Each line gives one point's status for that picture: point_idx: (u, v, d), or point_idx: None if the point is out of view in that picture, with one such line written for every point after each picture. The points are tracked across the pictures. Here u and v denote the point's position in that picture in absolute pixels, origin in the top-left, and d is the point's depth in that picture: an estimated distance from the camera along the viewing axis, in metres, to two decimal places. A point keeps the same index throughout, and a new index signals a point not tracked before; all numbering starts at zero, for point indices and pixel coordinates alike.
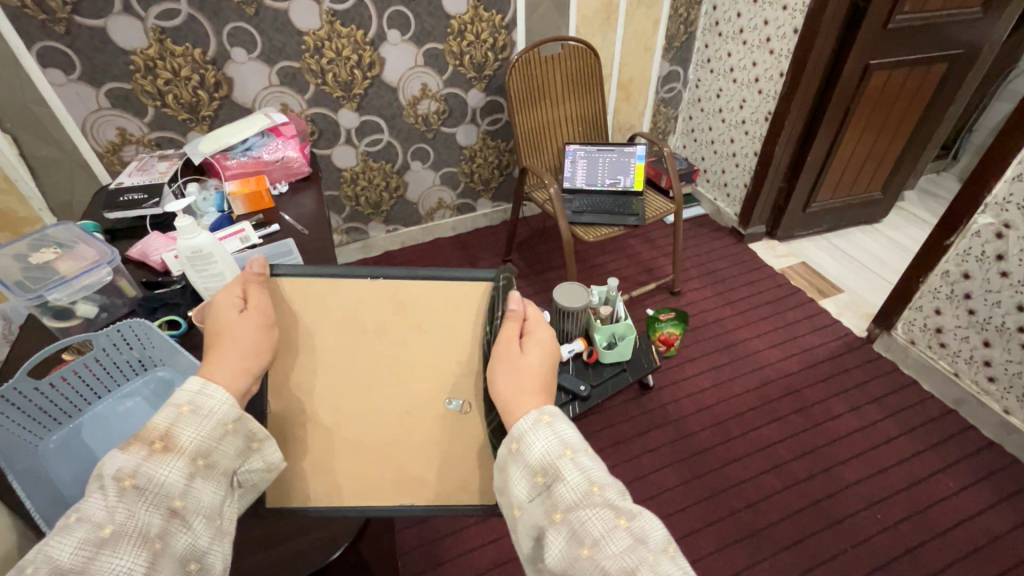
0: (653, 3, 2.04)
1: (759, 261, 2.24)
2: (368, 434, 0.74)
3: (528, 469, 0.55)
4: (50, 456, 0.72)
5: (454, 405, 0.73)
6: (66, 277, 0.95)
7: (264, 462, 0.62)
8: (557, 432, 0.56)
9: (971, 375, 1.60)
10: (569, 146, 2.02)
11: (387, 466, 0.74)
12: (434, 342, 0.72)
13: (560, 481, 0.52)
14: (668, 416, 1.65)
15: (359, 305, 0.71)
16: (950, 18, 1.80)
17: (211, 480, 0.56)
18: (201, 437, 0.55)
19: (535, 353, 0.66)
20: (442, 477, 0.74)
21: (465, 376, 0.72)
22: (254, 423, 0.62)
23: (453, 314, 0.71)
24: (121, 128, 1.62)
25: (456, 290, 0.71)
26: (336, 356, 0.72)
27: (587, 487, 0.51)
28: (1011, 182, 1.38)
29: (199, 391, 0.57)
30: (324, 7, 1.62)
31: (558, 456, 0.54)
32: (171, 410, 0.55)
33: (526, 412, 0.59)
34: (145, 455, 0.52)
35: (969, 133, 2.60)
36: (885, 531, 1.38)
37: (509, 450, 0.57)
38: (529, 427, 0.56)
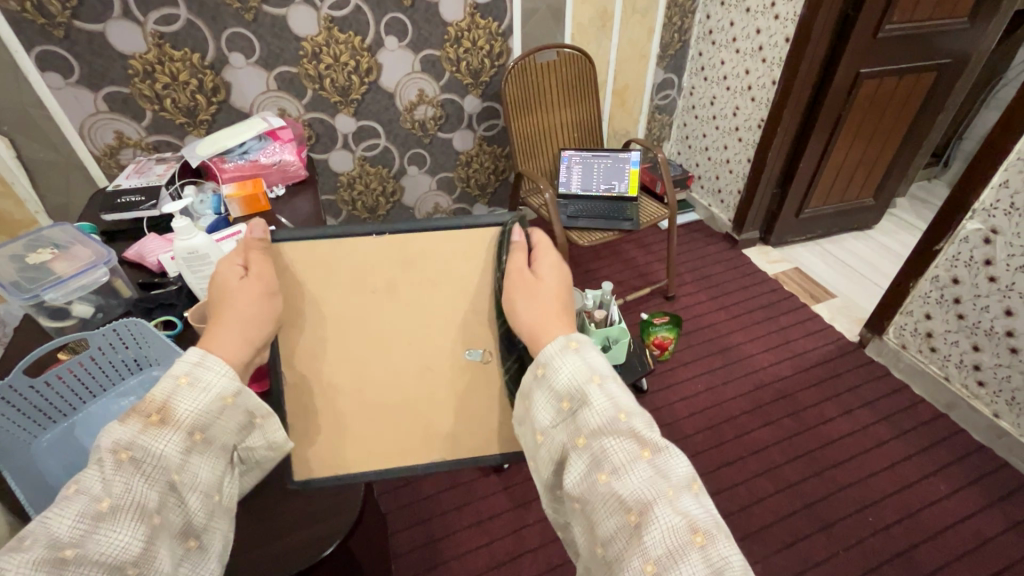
0: (647, 12, 2.07)
1: (753, 266, 2.26)
2: (386, 395, 0.75)
3: (556, 393, 0.56)
4: (44, 454, 0.73)
5: (474, 356, 0.75)
6: (63, 277, 0.95)
7: (267, 439, 0.62)
8: (585, 358, 0.56)
9: (961, 378, 1.62)
10: (564, 151, 2.04)
11: (412, 420, 0.76)
12: (450, 297, 0.73)
13: (586, 407, 0.53)
14: (663, 419, 1.66)
15: (368, 265, 0.71)
16: (938, 28, 1.83)
17: (207, 454, 0.56)
18: (197, 411, 0.55)
19: (548, 277, 0.66)
20: (470, 423, 0.77)
21: (484, 327, 0.73)
22: (256, 399, 0.61)
23: (469, 265, 0.72)
24: (118, 131, 1.63)
25: (466, 237, 0.71)
26: (347, 320, 0.72)
27: (613, 414, 0.52)
28: (997, 189, 1.40)
29: (197, 363, 0.57)
30: (322, 13, 1.64)
31: (585, 382, 0.54)
32: (168, 382, 0.55)
33: (553, 339, 0.59)
34: (139, 426, 0.52)
35: (958, 140, 2.64)
36: (877, 534, 1.39)
37: (535, 376, 0.58)
38: (556, 352, 0.57)
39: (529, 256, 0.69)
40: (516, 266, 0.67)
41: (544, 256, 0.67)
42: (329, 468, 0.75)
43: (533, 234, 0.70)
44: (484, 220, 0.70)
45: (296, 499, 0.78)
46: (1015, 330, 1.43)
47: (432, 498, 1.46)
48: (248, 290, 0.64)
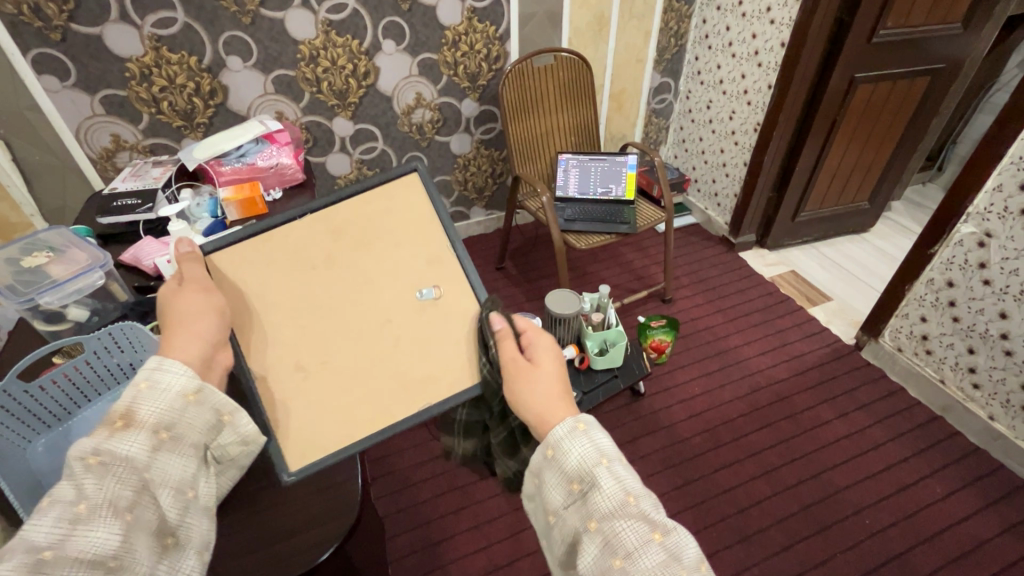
0: (644, 16, 2.08)
1: (749, 269, 2.27)
2: (353, 362, 0.74)
3: (565, 476, 0.56)
4: (38, 459, 0.71)
5: (427, 293, 0.77)
6: (58, 281, 0.95)
7: (237, 434, 0.64)
8: (593, 439, 0.57)
9: (957, 381, 1.62)
10: (561, 155, 2.04)
11: (389, 381, 0.73)
12: (387, 249, 0.77)
13: (596, 489, 0.53)
14: (660, 422, 1.67)
15: (304, 242, 0.76)
16: (933, 33, 1.84)
17: (178, 450, 0.57)
18: (160, 410, 0.57)
19: (543, 364, 0.68)
20: (447, 360, 0.74)
21: (426, 263, 0.77)
22: (218, 395, 0.62)
23: (397, 214, 0.78)
24: (114, 134, 1.62)
25: (380, 192, 0.79)
26: (292, 299, 0.74)
27: (623, 497, 0.52)
28: (990, 193, 1.41)
29: (155, 368, 0.59)
30: (320, 17, 1.64)
31: (594, 464, 0.54)
32: (128, 389, 0.57)
33: (561, 420, 0.60)
34: (106, 434, 0.54)
35: (953, 144, 2.66)
36: (873, 536, 1.39)
37: (543, 456, 0.58)
38: (565, 434, 0.57)
39: (519, 342, 0.72)
40: (511, 356, 0.69)
41: (539, 346, 0.71)
42: (312, 456, 0.69)
43: (518, 320, 0.73)
44: (397, 169, 0.80)
45: (292, 502, 0.78)
46: (1010, 333, 1.44)
47: (429, 502, 1.46)
48: (196, 287, 0.70)
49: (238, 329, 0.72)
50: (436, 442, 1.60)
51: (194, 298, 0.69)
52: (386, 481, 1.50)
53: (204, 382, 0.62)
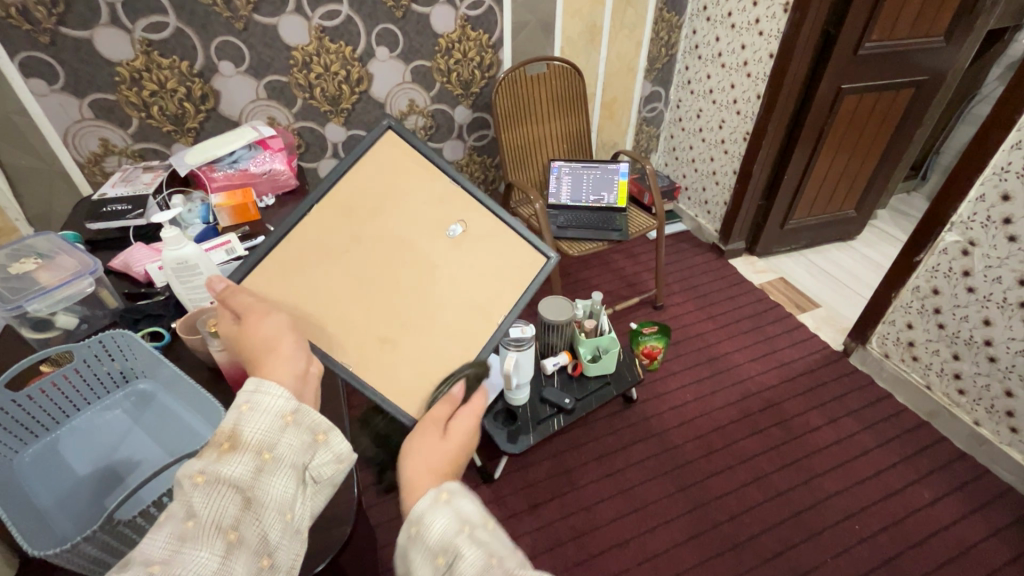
0: (635, 26, 2.11)
1: (739, 276, 2.30)
2: (433, 314, 0.76)
3: (429, 552, 0.51)
4: (26, 469, 0.70)
5: (456, 229, 0.80)
6: (46, 288, 0.93)
7: (333, 453, 0.59)
8: (455, 507, 0.55)
9: (942, 387, 1.65)
10: (554, 162, 2.06)
11: (471, 318, 0.77)
12: (401, 208, 0.79)
13: (459, 558, 0.49)
14: (652, 428, 1.67)
15: (322, 230, 0.76)
16: (916, 46, 1.89)
17: (280, 473, 0.54)
18: (261, 433, 0.54)
19: (458, 436, 0.65)
20: (508, 274, 0.80)
21: (445, 205, 0.80)
22: (316, 416, 0.59)
23: (396, 170, 0.80)
24: (103, 138, 1.61)
25: (369, 156, 0.80)
26: (340, 287, 0.74)
27: (484, 559, 0.49)
28: (974, 203, 1.44)
29: (255, 391, 0.57)
30: (313, 23, 1.64)
31: (456, 533, 0.52)
32: (232, 411, 0.55)
33: (424, 492, 0.57)
34: (213, 456, 0.52)
35: (935, 155, 2.72)
36: (863, 541, 1.40)
37: (409, 535, 0.54)
38: (427, 507, 0.54)
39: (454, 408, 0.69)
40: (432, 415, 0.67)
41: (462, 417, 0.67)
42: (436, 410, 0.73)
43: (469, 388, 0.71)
44: (371, 132, 0.81)
45: None
46: (994, 339, 1.47)
47: None
48: (255, 315, 0.67)
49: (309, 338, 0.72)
50: None
51: (265, 323, 0.66)
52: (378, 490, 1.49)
53: (300, 403, 0.59)
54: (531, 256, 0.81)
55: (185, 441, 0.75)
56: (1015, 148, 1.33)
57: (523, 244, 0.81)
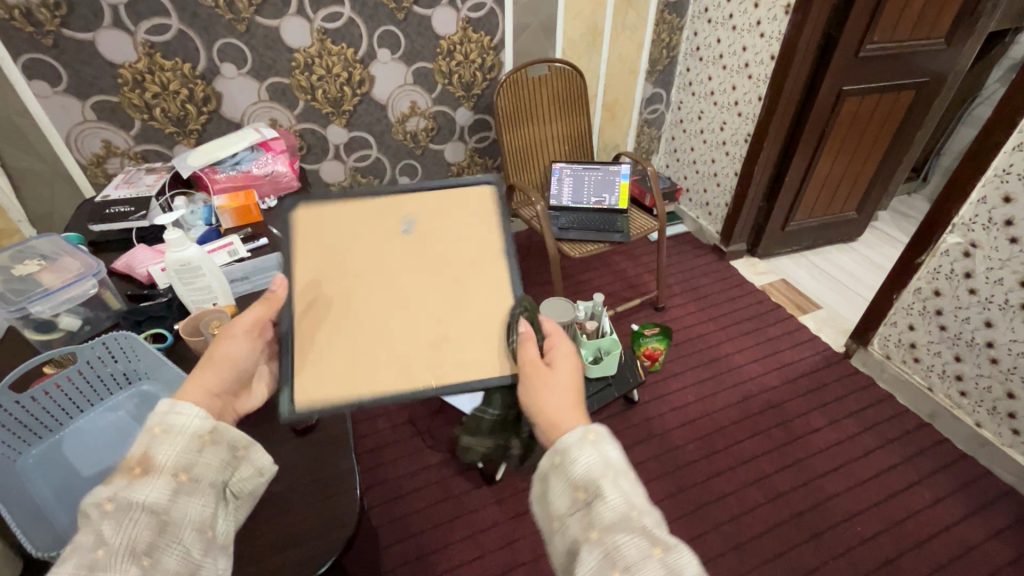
0: (636, 28, 2.11)
1: (740, 277, 2.30)
2: (456, 315, 0.69)
3: (571, 483, 0.56)
4: (29, 471, 0.71)
5: (407, 231, 0.70)
6: (49, 289, 0.94)
7: (254, 467, 0.61)
8: (602, 451, 0.57)
9: (944, 388, 1.65)
10: (555, 164, 2.06)
11: (486, 291, 0.70)
12: (353, 252, 0.69)
13: (601, 499, 0.53)
14: (654, 429, 1.67)
15: (303, 327, 0.67)
16: (918, 48, 1.89)
17: (197, 492, 0.55)
18: (176, 453, 0.55)
19: (560, 368, 0.71)
20: (485, 229, 0.71)
21: (385, 210, 0.70)
22: (235, 431, 0.60)
23: (321, 225, 0.68)
24: (106, 140, 1.61)
25: (292, 237, 0.68)
26: (352, 359, 0.67)
27: (626, 510, 0.52)
28: (975, 204, 1.44)
29: (168, 412, 0.58)
30: (315, 25, 1.64)
31: (602, 475, 0.55)
32: (145, 435, 0.55)
33: (569, 429, 0.60)
34: (125, 480, 0.53)
35: (937, 156, 2.72)
36: (865, 543, 1.40)
37: (552, 463, 0.58)
38: (575, 441, 0.58)
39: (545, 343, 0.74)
40: (528, 358, 0.68)
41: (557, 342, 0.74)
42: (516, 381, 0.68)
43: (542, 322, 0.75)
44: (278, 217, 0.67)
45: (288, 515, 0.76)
46: (996, 341, 1.47)
47: (421, 512, 1.44)
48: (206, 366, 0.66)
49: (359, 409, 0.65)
50: (430, 451, 1.59)
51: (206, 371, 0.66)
52: (379, 491, 1.49)
53: (219, 422, 0.60)
54: (484, 194, 0.71)
55: None
56: (1016, 150, 1.33)
57: (474, 190, 0.71)
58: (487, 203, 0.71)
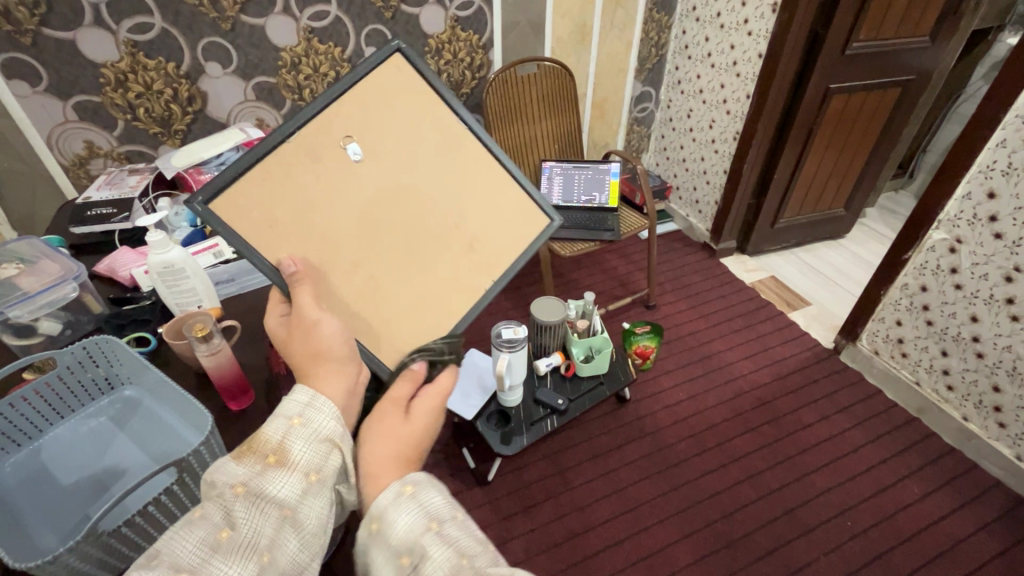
0: (625, 27, 2.12)
1: (730, 275, 2.31)
2: (458, 195, 0.76)
3: (393, 550, 0.50)
4: (5, 478, 0.70)
5: (353, 156, 0.70)
6: (29, 294, 0.92)
7: (365, 482, 0.58)
8: (421, 502, 0.53)
9: (932, 383, 1.67)
10: (545, 163, 2.05)
11: (459, 153, 0.77)
12: (325, 207, 0.68)
13: (425, 560, 0.48)
14: (645, 428, 1.67)
15: (344, 297, 0.68)
16: (903, 46, 1.90)
17: (320, 498, 0.53)
18: (310, 453, 0.54)
19: (419, 418, 0.63)
20: (416, 102, 0.74)
21: (319, 150, 0.68)
22: (359, 443, 0.58)
23: (266, 202, 0.65)
24: (88, 141, 1.58)
25: (243, 216, 0.64)
26: (407, 285, 0.72)
27: (455, 561, 0.48)
28: (960, 201, 1.46)
29: (308, 404, 0.56)
30: (301, 24, 1.62)
31: (422, 531, 0.50)
32: (282, 423, 0.54)
33: (386, 486, 0.54)
34: (258, 467, 0.51)
35: (922, 153, 2.75)
36: (855, 537, 1.41)
37: (368, 531, 0.52)
38: (390, 502, 0.53)
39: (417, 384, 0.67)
40: (395, 394, 0.64)
41: (425, 396, 0.65)
42: (534, 207, 0.82)
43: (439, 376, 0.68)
44: (211, 228, 0.61)
45: None
46: (981, 336, 1.49)
47: None
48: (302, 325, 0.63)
49: (439, 315, 0.74)
50: None
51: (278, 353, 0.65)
52: None
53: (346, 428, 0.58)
54: (390, 64, 0.73)
55: (170, 449, 0.74)
56: (999, 146, 1.34)
57: (380, 69, 0.72)
58: (398, 69, 0.73)
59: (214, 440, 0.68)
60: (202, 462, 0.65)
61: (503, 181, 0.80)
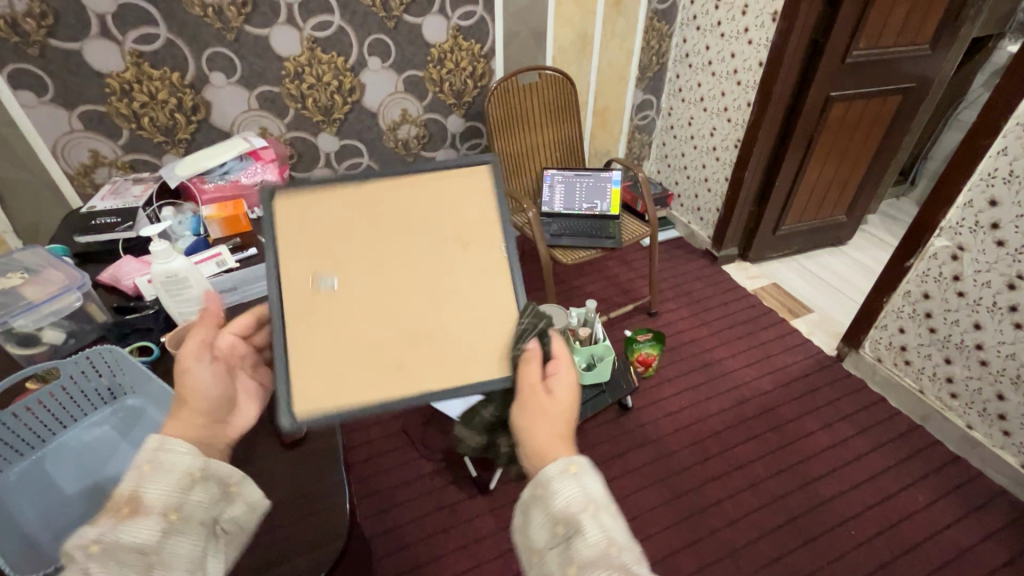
0: (626, 36, 2.13)
1: (732, 282, 2.31)
2: (437, 228, 0.69)
3: (550, 516, 0.55)
4: (9, 488, 0.69)
5: (332, 281, 0.68)
6: (32, 303, 0.93)
7: (247, 503, 0.62)
8: (583, 483, 0.56)
9: (935, 391, 1.66)
10: (546, 171, 2.06)
11: (393, 199, 0.69)
12: (351, 325, 0.67)
13: (580, 535, 0.52)
14: (647, 436, 1.67)
15: (426, 377, 0.67)
16: (903, 54, 1.91)
17: (189, 531, 0.55)
18: (165, 492, 0.55)
19: (562, 399, 0.67)
20: (326, 195, 0.68)
21: (309, 319, 0.67)
22: (224, 468, 0.61)
23: (319, 369, 0.66)
24: (93, 150, 1.60)
25: (311, 400, 0.65)
26: (457, 322, 0.69)
27: (604, 546, 0.51)
28: (962, 208, 1.45)
29: (157, 449, 0.58)
30: (305, 34, 1.64)
31: (581, 510, 0.54)
32: (133, 472, 0.56)
33: (555, 458, 0.59)
34: (113, 520, 0.52)
35: (924, 160, 2.75)
36: (859, 546, 1.40)
37: (534, 493, 0.57)
38: (555, 474, 0.57)
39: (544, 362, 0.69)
40: (529, 381, 0.67)
41: (559, 375, 0.68)
42: (472, 164, 0.70)
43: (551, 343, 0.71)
44: (304, 430, 0.65)
45: (274, 530, 0.73)
46: (985, 343, 1.48)
47: (416, 522, 1.43)
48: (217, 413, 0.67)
49: (499, 314, 0.69)
50: (424, 460, 1.57)
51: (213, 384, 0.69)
52: (372, 501, 1.48)
53: (209, 460, 0.60)
54: (277, 208, 0.67)
55: None
56: (1000, 154, 1.34)
57: (272, 225, 0.66)
58: (288, 203, 0.67)
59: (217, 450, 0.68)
60: None
61: (436, 173, 0.70)
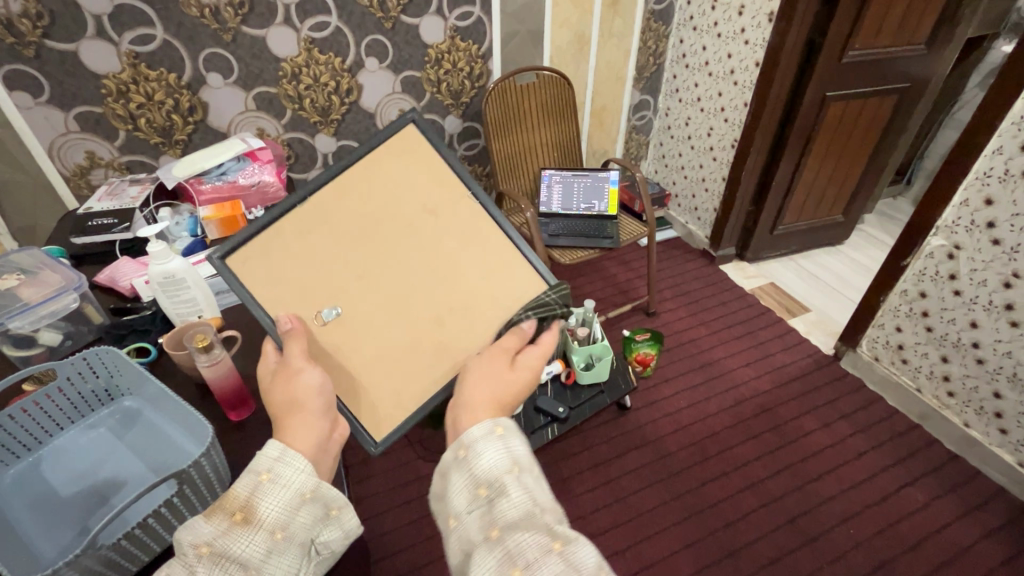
0: (623, 36, 2.14)
1: (730, 282, 2.31)
2: (403, 220, 0.78)
3: (473, 479, 0.56)
4: (4, 490, 0.69)
5: (333, 309, 0.72)
6: (29, 305, 0.92)
7: (342, 530, 0.59)
8: (508, 447, 0.58)
9: (932, 389, 1.66)
10: (545, 171, 2.06)
11: (343, 210, 0.76)
12: (376, 324, 0.73)
13: (504, 496, 0.54)
14: (646, 436, 1.67)
15: (463, 339, 0.75)
16: (899, 54, 1.92)
17: (288, 552, 0.54)
18: (278, 508, 0.54)
19: (524, 373, 0.70)
20: (285, 234, 0.73)
21: (333, 347, 0.71)
22: (333, 490, 0.59)
23: (372, 381, 0.71)
24: (89, 151, 1.59)
25: (375, 413, 0.70)
26: (465, 280, 0.77)
27: (529, 508, 0.53)
28: (958, 207, 1.46)
29: (278, 459, 0.57)
30: (302, 35, 1.64)
31: (506, 471, 0.56)
32: (251, 479, 0.55)
33: (478, 422, 0.61)
34: (224, 525, 0.52)
35: (920, 159, 2.76)
36: (858, 546, 1.41)
37: (456, 457, 0.59)
38: (481, 436, 0.59)
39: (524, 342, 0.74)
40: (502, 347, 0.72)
41: (529, 354, 0.72)
42: (396, 140, 0.79)
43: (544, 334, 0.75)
44: (385, 439, 0.69)
45: None
46: (981, 342, 1.49)
47: (416, 524, 1.43)
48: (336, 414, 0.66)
49: (497, 256, 0.79)
50: (423, 462, 1.57)
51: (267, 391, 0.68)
52: (370, 503, 1.47)
53: (320, 478, 0.59)
54: (242, 265, 0.71)
55: (170, 460, 0.74)
56: (996, 153, 1.35)
57: (245, 283, 0.70)
58: (252, 257, 0.71)
59: (214, 451, 0.68)
60: (202, 474, 0.65)
61: (366, 170, 0.78)
